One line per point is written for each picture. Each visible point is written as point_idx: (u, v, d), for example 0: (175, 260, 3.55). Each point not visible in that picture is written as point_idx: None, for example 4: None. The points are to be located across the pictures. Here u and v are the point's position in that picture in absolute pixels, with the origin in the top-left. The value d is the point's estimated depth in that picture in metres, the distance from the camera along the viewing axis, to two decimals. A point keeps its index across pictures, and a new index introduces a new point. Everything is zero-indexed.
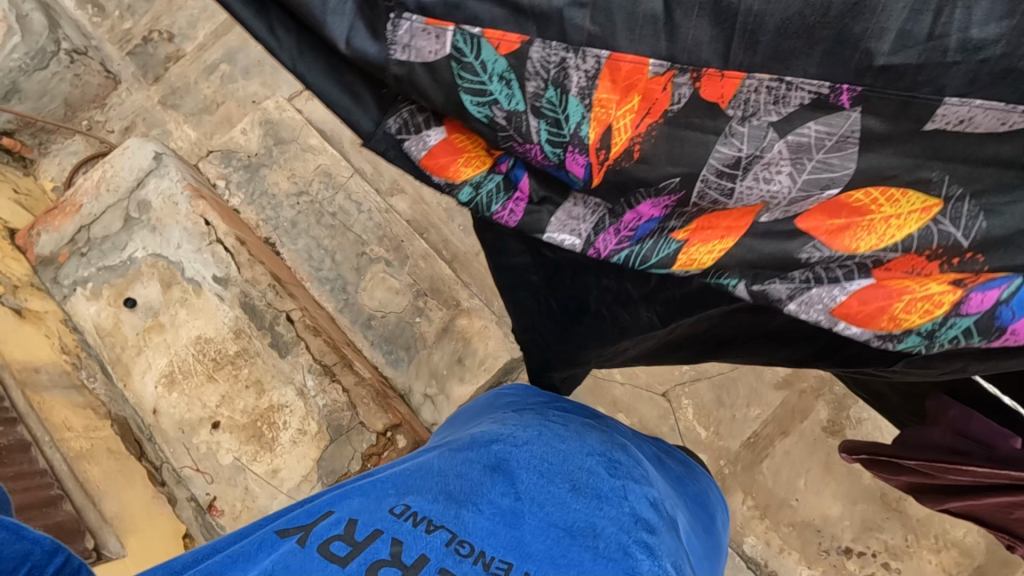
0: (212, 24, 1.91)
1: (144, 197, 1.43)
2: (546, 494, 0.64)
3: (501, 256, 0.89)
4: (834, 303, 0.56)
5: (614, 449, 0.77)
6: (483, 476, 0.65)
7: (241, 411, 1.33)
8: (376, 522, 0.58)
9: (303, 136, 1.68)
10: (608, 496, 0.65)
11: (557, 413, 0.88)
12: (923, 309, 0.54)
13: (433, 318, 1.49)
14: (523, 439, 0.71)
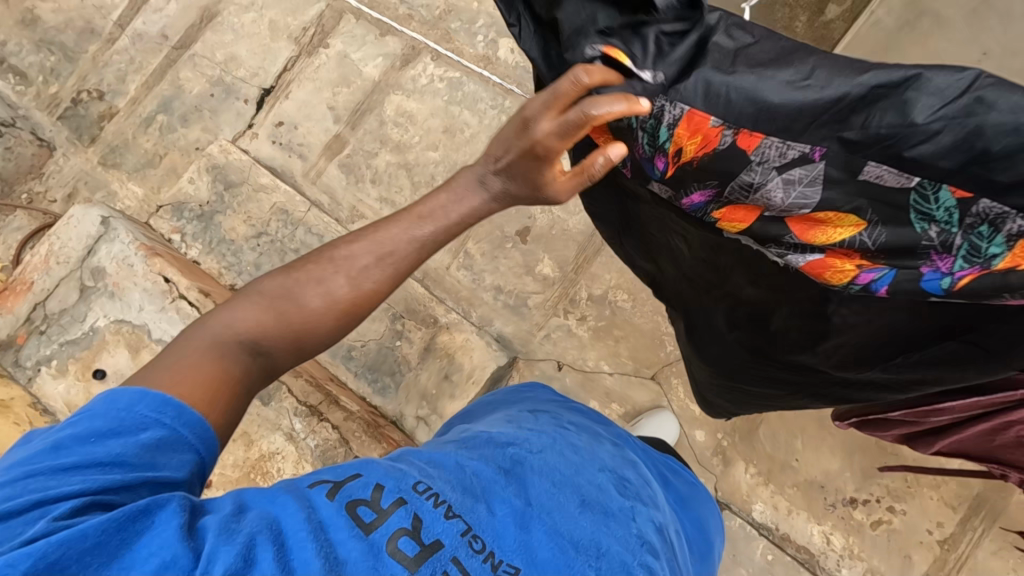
0: (140, 76, 1.86)
1: (97, 263, 1.38)
2: (556, 504, 0.64)
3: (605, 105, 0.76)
4: (802, 263, 0.69)
5: (623, 466, 0.78)
6: (498, 476, 0.65)
7: (231, 465, 1.23)
8: (401, 491, 0.59)
9: (253, 176, 1.65)
10: (616, 514, 0.66)
11: (569, 420, 0.86)
12: (840, 276, 0.67)
13: (413, 339, 1.47)
14: (538, 445, 0.72)
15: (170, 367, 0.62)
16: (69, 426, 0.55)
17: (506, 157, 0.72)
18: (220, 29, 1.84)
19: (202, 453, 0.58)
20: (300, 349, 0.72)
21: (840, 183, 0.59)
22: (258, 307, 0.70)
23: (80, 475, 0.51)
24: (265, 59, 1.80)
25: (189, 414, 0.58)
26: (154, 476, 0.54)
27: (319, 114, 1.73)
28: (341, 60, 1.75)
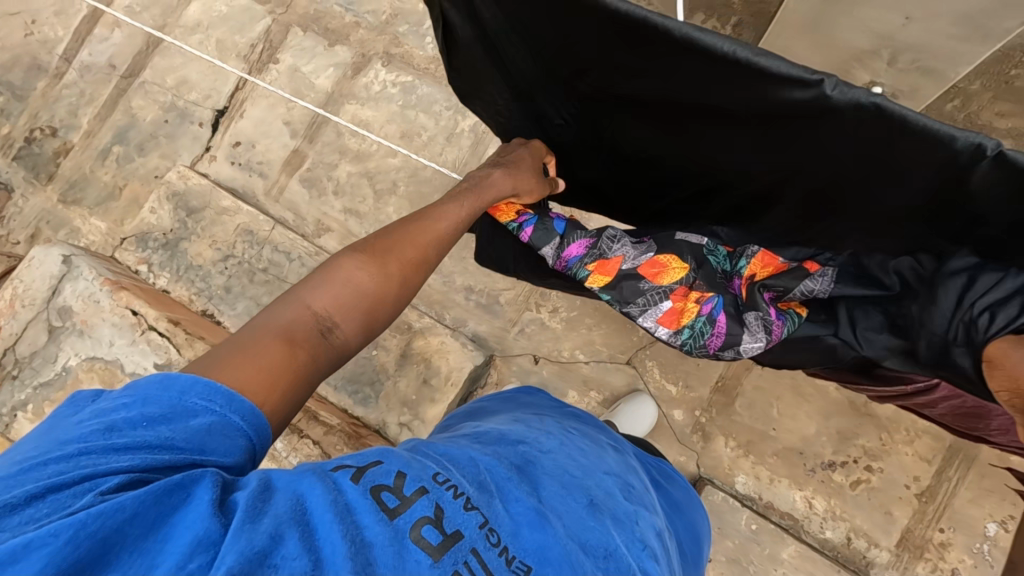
0: (92, 109, 1.84)
1: (64, 302, 1.37)
2: (567, 507, 0.63)
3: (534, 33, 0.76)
4: (658, 309, 0.92)
5: (629, 471, 0.81)
6: (512, 473, 0.64)
7: None
8: (423, 479, 0.55)
9: (214, 200, 1.64)
10: (622, 519, 0.67)
11: (575, 425, 0.85)
12: (685, 313, 0.91)
13: (389, 347, 1.48)
14: (548, 447, 0.72)
15: (228, 350, 0.57)
16: (123, 406, 0.49)
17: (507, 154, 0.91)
18: (167, 54, 1.82)
19: (253, 439, 0.53)
20: (373, 326, 0.69)
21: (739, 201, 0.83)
22: (326, 290, 0.66)
23: (130, 453, 0.46)
24: (216, 80, 1.78)
25: (239, 401, 0.52)
26: (203, 461, 0.49)
27: (276, 130, 1.72)
28: (292, 74, 1.74)
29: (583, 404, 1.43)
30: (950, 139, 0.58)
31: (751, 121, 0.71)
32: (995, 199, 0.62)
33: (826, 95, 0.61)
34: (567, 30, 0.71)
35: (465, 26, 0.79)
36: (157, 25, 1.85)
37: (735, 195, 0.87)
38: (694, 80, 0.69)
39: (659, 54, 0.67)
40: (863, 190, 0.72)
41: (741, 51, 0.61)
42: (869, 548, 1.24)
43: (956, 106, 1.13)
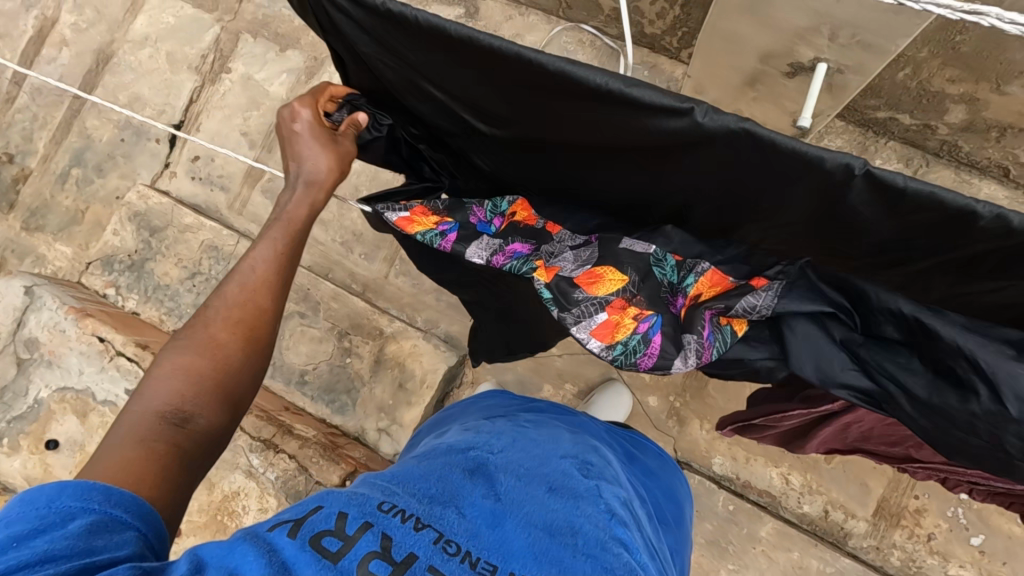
0: (47, 132, 1.80)
1: (29, 334, 1.36)
2: (524, 497, 0.62)
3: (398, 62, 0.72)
4: (592, 324, 0.78)
5: (586, 449, 0.76)
6: (464, 480, 0.63)
7: (197, 511, 1.25)
8: (365, 512, 0.55)
9: (177, 218, 1.62)
10: (585, 494, 0.65)
11: (527, 419, 0.81)
12: (619, 330, 0.78)
13: (362, 353, 1.47)
14: (499, 445, 0.70)
15: (98, 455, 0.60)
16: None
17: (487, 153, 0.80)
18: (117, 70, 1.78)
19: (144, 529, 0.55)
20: (226, 392, 0.70)
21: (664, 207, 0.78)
22: (168, 370, 0.68)
23: None
24: (169, 94, 1.74)
25: (117, 495, 0.55)
26: (93, 561, 0.50)
27: (234, 142, 1.69)
28: (246, 82, 1.71)
29: (559, 397, 1.44)
30: (819, 160, 0.56)
31: (632, 153, 0.68)
32: (880, 218, 0.60)
33: (698, 124, 0.58)
34: (434, 64, 0.69)
35: (350, 54, 0.76)
36: (105, 42, 1.81)
37: (653, 215, 0.81)
38: (570, 114, 0.66)
39: (530, 89, 0.65)
40: (753, 207, 0.69)
41: (605, 80, 0.59)
42: (847, 519, 1.26)
43: (908, 75, 1.17)
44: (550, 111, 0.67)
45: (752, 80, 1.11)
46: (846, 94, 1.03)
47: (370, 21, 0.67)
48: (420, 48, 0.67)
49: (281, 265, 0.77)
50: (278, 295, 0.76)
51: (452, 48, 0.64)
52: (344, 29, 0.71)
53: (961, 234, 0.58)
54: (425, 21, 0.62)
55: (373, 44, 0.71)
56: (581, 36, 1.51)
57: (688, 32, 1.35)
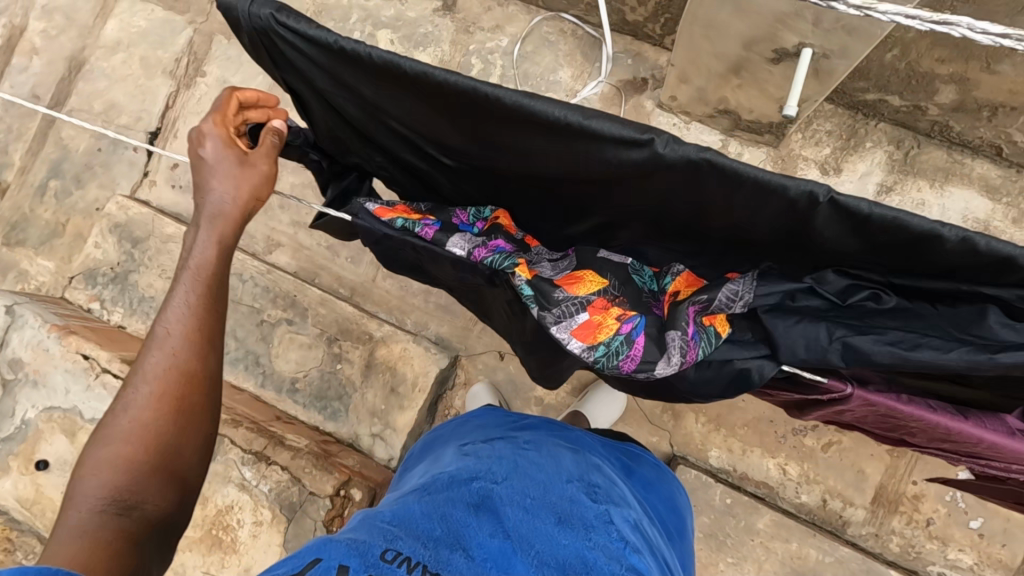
0: (21, 144, 1.75)
1: (12, 354, 1.33)
2: (534, 532, 0.61)
3: (341, 91, 0.75)
4: (576, 321, 0.77)
5: (589, 469, 0.74)
6: (470, 518, 0.61)
7: (191, 526, 1.25)
8: (369, 566, 0.52)
9: (158, 227, 1.59)
10: (595, 525, 0.65)
11: (525, 437, 0.78)
12: (604, 328, 0.77)
13: (353, 359, 1.45)
14: (502, 472, 0.69)
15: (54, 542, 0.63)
16: None
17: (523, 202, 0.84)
18: (90, 78, 1.73)
19: None
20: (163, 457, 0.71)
21: (622, 224, 0.81)
22: (102, 447, 0.70)
23: None
24: (144, 100, 1.70)
25: None
26: None
27: None
28: (221, 86, 1.67)
29: (553, 395, 1.43)
30: (783, 188, 0.61)
31: (594, 183, 0.72)
32: (840, 236, 0.65)
33: (659, 154, 0.62)
34: (391, 97, 0.72)
35: (291, 87, 0.79)
36: (76, 49, 1.77)
37: (616, 233, 0.84)
38: (535, 146, 0.69)
39: (495, 124, 0.67)
40: (712, 224, 0.72)
41: (569, 114, 0.62)
42: (845, 508, 1.26)
43: (896, 56, 1.13)
44: (507, 142, 0.70)
45: (736, 67, 1.09)
46: (833, 79, 1.01)
47: (308, 52, 0.70)
48: (375, 83, 0.70)
49: (201, 316, 0.76)
50: (201, 352, 0.75)
51: (420, 87, 0.66)
52: (284, 59, 0.74)
53: (907, 248, 0.63)
54: (377, 58, 0.66)
55: (340, 82, 0.73)
56: (562, 26, 1.48)
57: (670, 18, 1.31)
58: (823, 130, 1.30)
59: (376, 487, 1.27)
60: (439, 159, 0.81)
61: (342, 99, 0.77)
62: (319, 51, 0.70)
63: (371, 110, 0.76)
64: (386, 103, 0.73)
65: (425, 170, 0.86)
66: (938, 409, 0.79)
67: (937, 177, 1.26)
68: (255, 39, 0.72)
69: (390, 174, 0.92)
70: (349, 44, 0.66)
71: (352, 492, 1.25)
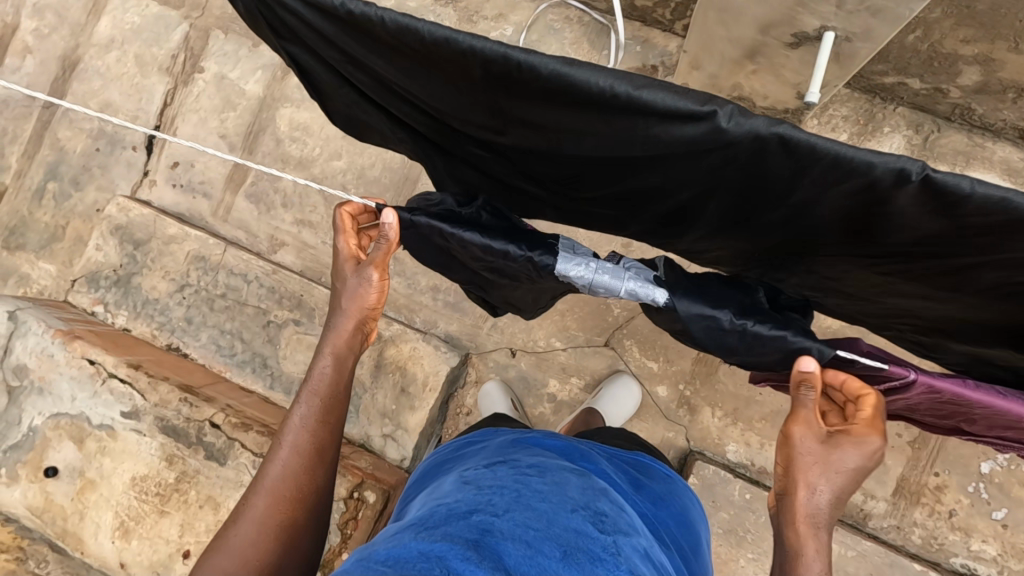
0: (17, 147, 1.71)
1: (17, 361, 1.31)
2: (536, 569, 0.55)
3: (363, 67, 0.69)
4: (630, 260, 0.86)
5: (595, 496, 0.70)
6: (468, 553, 0.53)
7: (204, 532, 1.23)
8: None
9: (160, 229, 1.56)
10: (603, 558, 0.60)
11: (528, 463, 0.74)
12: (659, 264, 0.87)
13: (362, 358, 1.42)
14: (502, 506, 0.63)
15: None
16: None
17: (556, 184, 0.81)
18: (85, 77, 1.70)
19: None
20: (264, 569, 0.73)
21: (658, 202, 0.78)
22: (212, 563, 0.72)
23: None
24: (141, 99, 1.66)
25: None
26: None
27: (212, 145, 1.62)
28: (219, 82, 1.64)
29: (566, 392, 1.40)
30: (868, 165, 0.58)
31: (643, 162, 0.68)
32: (912, 212, 0.62)
33: (721, 129, 0.59)
34: (421, 78, 0.66)
35: (307, 59, 0.72)
36: (69, 47, 1.73)
37: (655, 210, 0.80)
38: (584, 126, 0.64)
39: (541, 104, 0.63)
40: (769, 201, 0.69)
41: (620, 85, 0.58)
42: (866, 501, 1.24)
43: (918, 37, 1.10)
44: (555, 126, 0.66)
45: (752, 52, 1.06)
46: (854, 63, 0.97)
47: (323, 26, 0.63)
48: (406, 63, 0.64)
49: (323, 430, 0.82)
50: (311, 467, 0.80)
51: (455, 66, 0.61)
52: (297, 31, 0.66)
53: (986, 226, 0.60)
54: (395, 23, 0.58)
55: (359, 59, 0.67)
56: (568, 13, 1.44)
57: (682, 3, 1.28)
58: (839, 116, 1.26)
59: (390, 490, 1.25)
60: (468, 138, 0.77)
61: (360, 75, 0.71)
62: (335, 23, 0.63)
63: (398, 89, 0.71)
64: (410, 81, 0.68)
65: (450, 150, 0.82)
66: (1009, 396, 0.79)
67: (958, 161, 1.23)
68: (262, 7, 0.64)
69: (416, 150, 0.87)
70: (356, 5, 0.59)
71: (366, 494, 1.22)
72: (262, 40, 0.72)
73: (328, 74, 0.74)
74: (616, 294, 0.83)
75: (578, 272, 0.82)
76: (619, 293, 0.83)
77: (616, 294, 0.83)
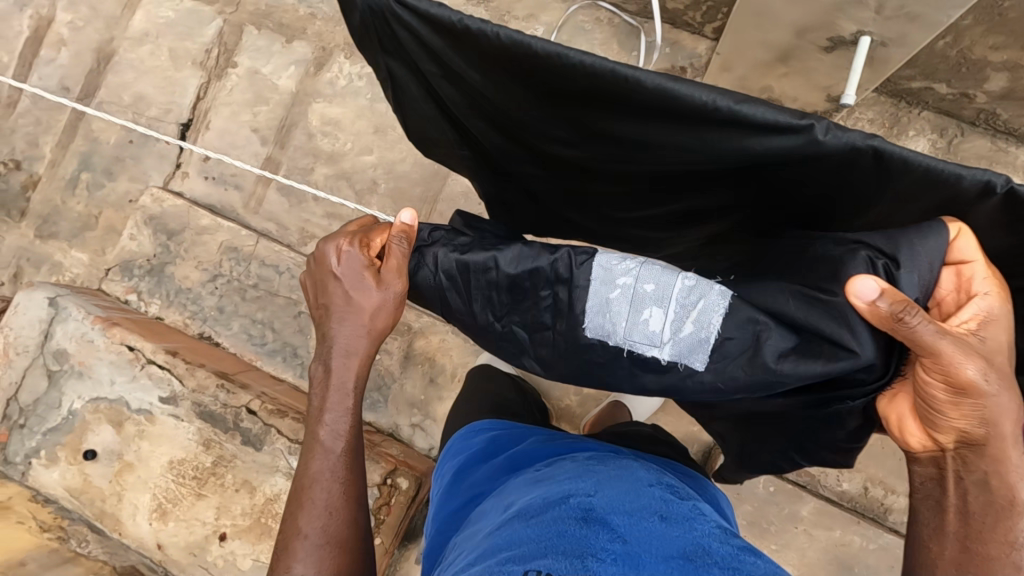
0: (52, 137, 1.75)
1: (58, 346, 1.34)
2: (645, 532, 0.61)
3: (456, 80, 0.71)
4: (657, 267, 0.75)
5: (659, 474, 0.76)
6: (581, 530, 0.60)
7: (240, 515, 1.26)
8: None
9: (193, 219, 1.60)
10: (690, 517, 0.65)
11: (587, 456, 0.80)
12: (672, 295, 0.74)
13: (391, 350, 1.45)
14: (592, 485, 0.69)
15: None
16: None
17: (622, 197, 0.82)
18: (119, 70, 1.72)
19: None
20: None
21: (724, 216, 0.79)
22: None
23: None
24: (173, 92, 1.69)
25: None
26: None
27: (244, 139, 1.65)
28: (252, 77, 1.67)
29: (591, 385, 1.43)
30: (957, 177, 0.58)
31: (725, 174, 0.68)
32: (985, 226, 0.64)
33: (819, 142, 0.58)
34: (516, 90, 0.67)
35: (400, 70, 0.74)
36: (103, 40, 1.75)
37: (719, 223, 0.81)
38: (671, 141, 0.65)
39: (634, 119, 0.64)
40: (843, 213, 0.69)
41: (722, 99, 0.58)
42: (886, 495, 1.27)
43: (948, 43, 1.13)
44: (642, 141, 0.67)
45: (785, 55, 1.09)
46: (888, 68, 1.00)
47: (430, 39, 0.66)
48: (504, 75, 0.66)
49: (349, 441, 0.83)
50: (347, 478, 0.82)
51: (556, 78, 0.62)
52: (403, 43, 0.69)
53: None
54: (504, 38, 0.60)
55: (452, 70, 0.69)
56: (598, 15, 1.47)
57: (712, 7, 1.30)
58: (865, 119, 1.29)
59: (421, 477, 1.28)
60: (543, 151, 0.78)
61: (449, 87, 0.73)
62: (439, 34, 0.65)
63: (486, 102, 0.72)
64: (498, 93, 0.69)
65: (519, 164, 0.83)
66: None
67: (981, 166, 1.25)
68: (369, 21, 0.67)
69: (485, 162, 0.88)
70: (471, 21, 0.61)
71: (398, 481, 1.25)
72: (360, 51, 0.75)
73: (420, 86, 0.76)
74: (670, 293, 0.71)
75: (621, 263, 0.73)
76: (677, 303, 0.70)
77: (674, 304, 0.70)
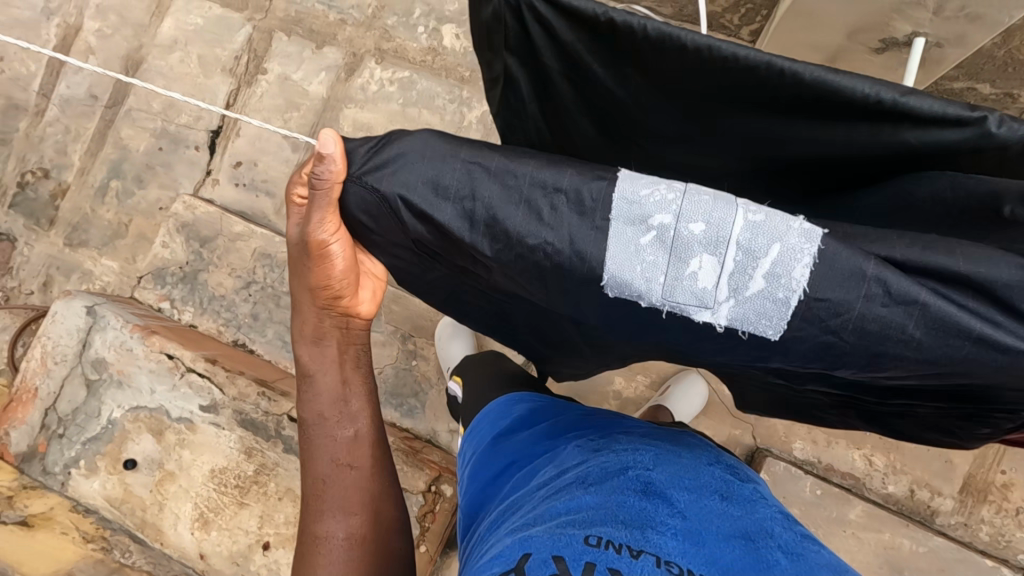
0: (81, 145, 1.75)
1: (96, 355, 1.33)
2: (706, 510, 0.60)
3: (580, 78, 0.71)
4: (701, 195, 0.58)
5: (718, 457, 0.76)
6: (641, 501, 0.59)
7: (284, 523, 1.25)
8: (582, 555, 0.49)
9: (226, 226, 1.59)
10: (748, 500, 0.65)
11: (644, 433, 0.80)
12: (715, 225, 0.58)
13: (428, 356, 1.47)
14: (651, 461, 0.67)
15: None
16: None
17: None
18: (147, 77, 1.72)
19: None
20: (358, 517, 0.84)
21: None
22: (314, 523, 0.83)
23: None
24: (203, 99, 1.69)
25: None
26: None
27: (274, 145, 1.65)
28: (283, 83, 1.66)
29: (630, 389, 1.43)
30: None
31: (861, 179, 0.66)
32: None
33: (988, 134, 0.56)
34: (651, 86, 0.66)
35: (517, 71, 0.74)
36: (132, 47, 1.75)
37: None
38: (816, 137, 0.63)
39: (779, 114, 0.62)
40: None
41: (886, 91, 0.57)
42: (933, 497, 1.26)
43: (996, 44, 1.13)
44: (779, 140, 0.65)
45: (833, 57, 1.09)
46: (941, 68, 0.99)
47: (567, 35, 0.66)
48: (643, 70, 0.65)
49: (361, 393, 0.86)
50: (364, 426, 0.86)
51: (704, 71, 0.61)
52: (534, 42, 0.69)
53: None
54: (655, 31, 0.60)
55: (581, 67, 0.69)
56: None
57: (751, 9, 1.31)
58: None
59: None
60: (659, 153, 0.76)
61: (571, 86, 0.72)
62: (576, 29, 0.65)
63: (609, 101, 0.72)
64: (628, 91, 0.69)
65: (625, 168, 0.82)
66: None
67: None
68: (505, 15, 0.67)
69: None
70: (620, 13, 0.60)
71: (442, 488, 1.25)
72: (477, 50, 0.75)
73: (535, 87, 0.76)
74: (728, 236, 0.55)
75: (655, 194, 0.57)
76: (739, 247, 0.55)
77: (735, 249, 0.55)
